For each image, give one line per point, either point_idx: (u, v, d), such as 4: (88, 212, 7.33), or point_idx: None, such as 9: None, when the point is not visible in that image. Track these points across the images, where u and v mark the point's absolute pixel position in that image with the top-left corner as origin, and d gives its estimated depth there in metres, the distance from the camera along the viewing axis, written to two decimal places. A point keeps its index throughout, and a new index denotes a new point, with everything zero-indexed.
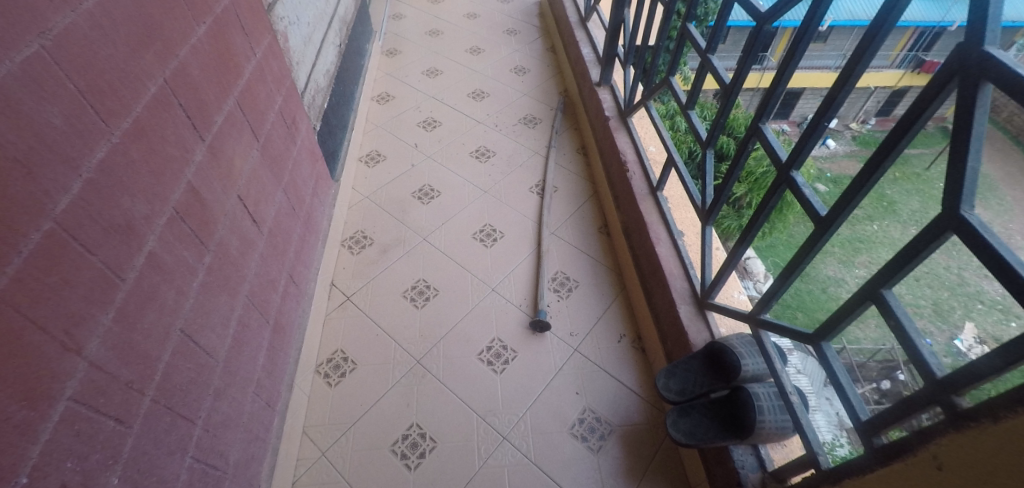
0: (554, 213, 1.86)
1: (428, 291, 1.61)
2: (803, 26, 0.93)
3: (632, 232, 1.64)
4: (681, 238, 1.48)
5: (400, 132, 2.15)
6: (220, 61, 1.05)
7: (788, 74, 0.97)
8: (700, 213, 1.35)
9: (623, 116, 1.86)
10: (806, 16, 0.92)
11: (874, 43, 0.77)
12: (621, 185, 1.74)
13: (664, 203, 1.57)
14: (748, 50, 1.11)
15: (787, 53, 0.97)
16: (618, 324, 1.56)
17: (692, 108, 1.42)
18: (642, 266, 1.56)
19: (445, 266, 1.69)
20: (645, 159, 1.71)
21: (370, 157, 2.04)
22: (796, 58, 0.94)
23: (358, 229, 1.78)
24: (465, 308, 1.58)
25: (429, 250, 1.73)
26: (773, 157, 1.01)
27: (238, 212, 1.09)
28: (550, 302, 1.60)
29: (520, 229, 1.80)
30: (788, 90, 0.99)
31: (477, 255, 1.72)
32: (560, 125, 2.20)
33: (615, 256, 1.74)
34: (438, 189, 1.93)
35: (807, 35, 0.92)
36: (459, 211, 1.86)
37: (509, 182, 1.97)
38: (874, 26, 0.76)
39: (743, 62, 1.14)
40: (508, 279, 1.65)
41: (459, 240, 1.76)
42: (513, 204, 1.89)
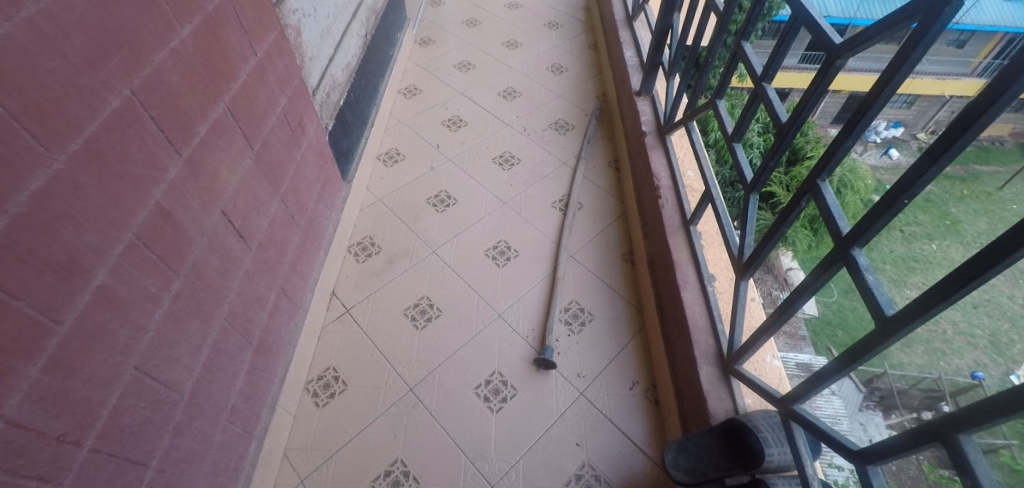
0: (575, 234, 1.73)
1: (430, 312, 1.52)
2: (907, 45, 0.72)
3: (658, 268, 1.49)
4: (712, 285, 1.32)
5: (424, 130, 2.04)
6: (209, 65, 0.95)
7: (871, 115, 0.77)
8: (736, 266, 1.18)
9: (662, 133, 1.68)
10: (905, 45, 0.72)
11: (1014, 86, 0.56)
12: (651, 212, 1.58)
13: (697, 239, 1.41)
14: (813, 88, 0.93)
15: (878, 83, 0.77)
16: (631, 369, 1.44)
17: (738, 141, 1.23)
18: (664, 308, 1.41)
19: (452, 284, 1.58)
20: (681, 186, 1.54)
21: (389, 156, 1.94)
22: (887, 92, 0.75)
23: (368, 234, 1.70)
24: (467, 335, 1.48)
25: (437, 265, 1.63)
26: (831, 225, 0.85)
27: (220, 230, 1.01)
28: (559, 336, 1.48)
29: (537, 250, 1.68)
30: (876, 123, 0.78)
31: (488, 274, 1.61)
32: (594, 134, 2.03)
33: (637, 289, 1.60)
34: (455, 196, 1.82)
35: (909, 60, 0.72)
36: (474, 222, 1.75)
37: (531, 194, 1.83)
38: (1012, 68, 0.56)
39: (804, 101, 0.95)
40: (517, 305, 1.54)
41: (470, 255, 1.65)
42: (532, 220, 1.76)
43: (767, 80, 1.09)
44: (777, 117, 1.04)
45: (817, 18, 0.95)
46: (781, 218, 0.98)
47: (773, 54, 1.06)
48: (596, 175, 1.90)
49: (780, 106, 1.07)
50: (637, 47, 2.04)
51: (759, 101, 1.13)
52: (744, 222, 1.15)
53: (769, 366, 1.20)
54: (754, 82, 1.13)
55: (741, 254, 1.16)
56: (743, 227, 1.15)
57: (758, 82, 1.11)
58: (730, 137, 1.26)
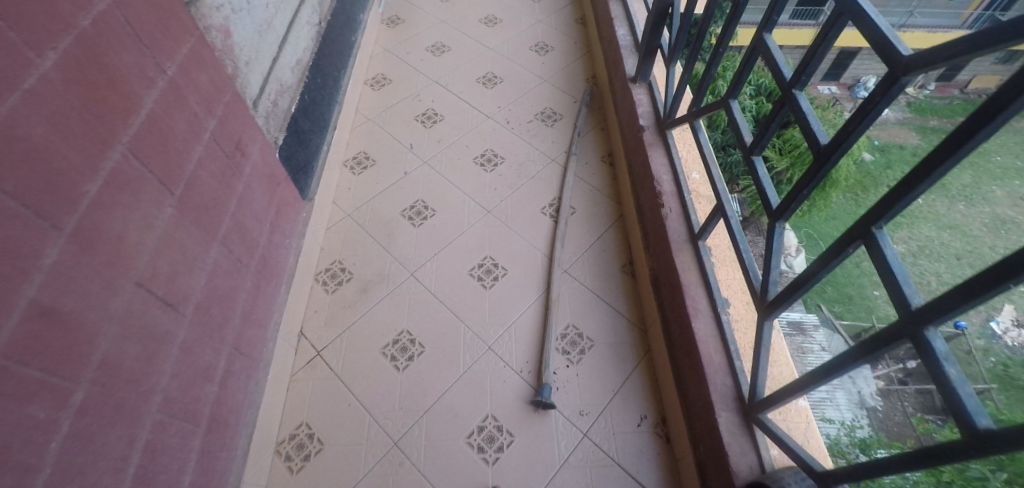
0: (569, 245, 1.55)
1: (410, 349, 1.35)
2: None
3: (662, 286, 1.32)
4: (726, 312, 1.16)
5: (393, 129, 1.81)
6: (93, 104, 0.74)
7: (963, 155, 0.58)
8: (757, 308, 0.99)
9: (662, 128, 1.48)
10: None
11: None
12: (654, 221, 1.39)
13: (707, 256, 1.24)
14: (864, 107, 0.70)
15: (974, 113, 0.56)
16: (638, 402, 1.30)
17: (755, 154, 1.00)
18: (671, 335, 1.26)
19: (434, 313, 1.41)
20: (685, 191, 1.36)
21: (357, 162, 1.73)
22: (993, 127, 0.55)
23: (336, 259, 1.51)
24: (455, 373, 1.32)
25: (417, 290, 1.45)
26: (893, 289, 0.67)
27: (137, 307, 0.82)
28: (556, 368, 1.33)
29: (528, 266, 1.50)
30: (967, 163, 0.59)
31: (474, 299, 1.44)
32: (584, 125, 1.83)
33: (639, 306, 1.44)
34: (432, 206, 1.62)
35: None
36: (455, 237, 1.56)
37: (517, 200, 1.64)
38: None
39: (852, 122, 0.73)
40: (508, 334, 1.38)
41: (453, 276, 1.48)
42: (519, 230, 1.57)
43: (798, 86, 0.85)
44: (814, 138, 0.81)
45: (874, 13, 0.71)
46: (820, 264, 0.79)
47: (810, 54, 0.82)
48: (588, 173, 1.71)
49: (815, 121, 0.83)
50: (630, 24, 1.81)
51: (786, 111, 0.89)
52: (768, 257, 0.95)
53: (795, 408, 1.06)
54: (781, 87, 0.89)
55: (764, 294, 0.97)
56: (767, 263, 0.95)
57: (787, 88, 0.87)
58: (745, 148, 1.03)
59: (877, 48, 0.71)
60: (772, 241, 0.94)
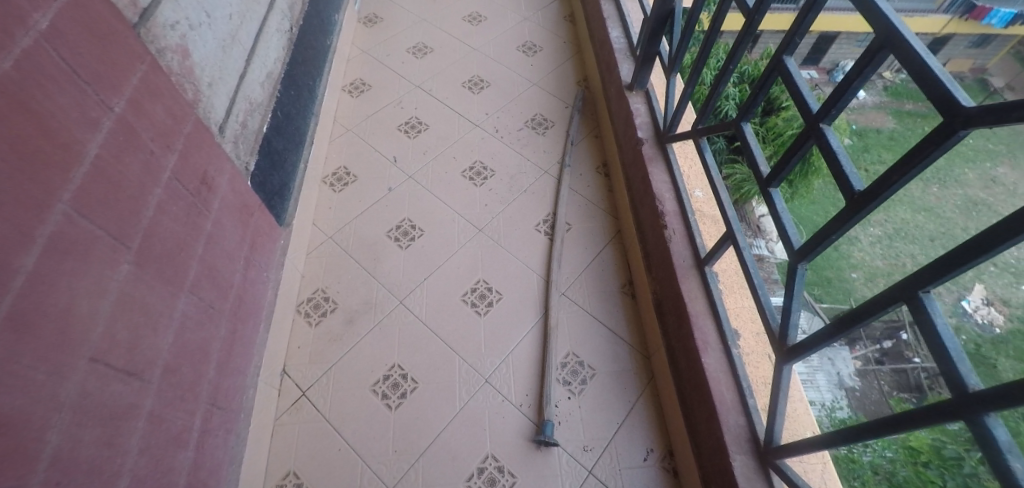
0: (566, 265, 1.47)
1: (402, 385, 1.27)
2: None
3: (665, 312, 1.26)
4: (737, 346, 1.10)
5: (377, 142, 1.72)
6: (21, 161, 0.62)
7: None
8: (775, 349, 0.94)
9: (662, 141, 1.41)
10: None
11: None
12: (655, 243, 1.32)
13: (714, 284, 1.17)
14: (911, 158, 0.63)
15: None
16: (643, 433, 1.24)
17: (773, 186, 0.93)
18: (677, 365, 1.20)
19: (427, 345, 1.32)
20: (690, 210, 1.28)
21: (337, 178, 1.63)
22: None
23: (319, 287, 1.42)
24: (450, 411, 1.24)
25: (407, 320, 1.36)
26: (946, 364, 0.61)
27: (94, 385, 0.72)
28: (558, 401, 1.27)
29: (523, 290, 1.42)
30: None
31: (468, 327, 1.35)
32: (577, 133, 1.75)
33: (641, 330, 1.38)
34: (421, 226, 1.53)
35: None
36: (446, 258, 1.47)
37: (509, 217, 1.56)
38: None
39: (895, 173, 0.65)
40: (506, 365, 1.31)
41: (445, 303, 1.39)
42: (513, 250, 1.49)
43: (827, 120, 0.78)
44: (848, 183, 0.74)
45: (922, 52, 0.61)
46: (852, 318, 0.73)
47: (841, 88, 0.74)
48: (583, 186, 1.63)
49: (847, 162, 0.75)
50: (624, 26, 1.72)
51: (811, 145, 0.82)
52: (788, 300, 0.89)
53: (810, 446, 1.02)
54: (807, 120, 0.81)
55: (785, 338, 0.91)
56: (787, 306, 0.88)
57: (813, 122, 0.80)
58: (762, 180, 0.96)
59: (923, 91, 0.61)
60: (793, 283, 0.87)
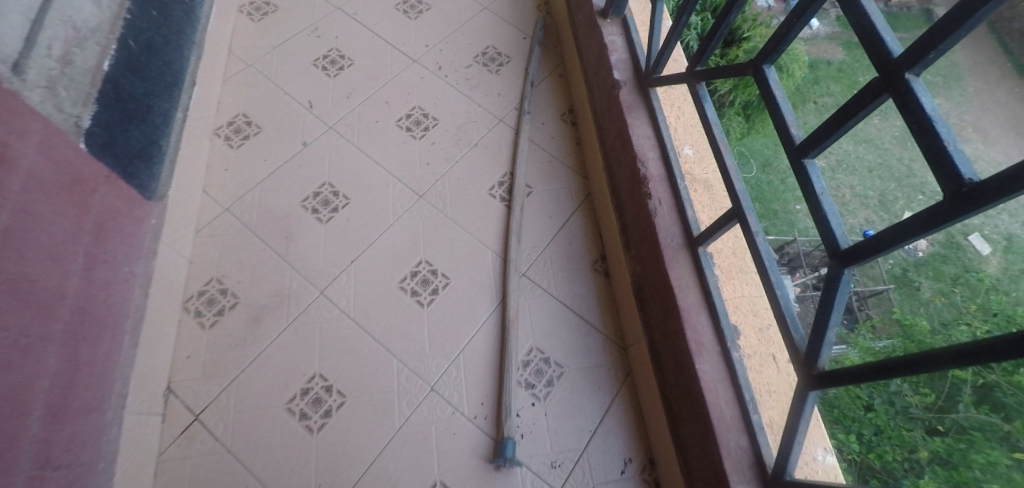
0: (526, 237, 1.21)
1: (325, 401, 1.00)
2: None
3: (646, 300, 1.03)
4: (737, 347, 0.88)
5: (285, 81, 1.36)
6: None
7: None
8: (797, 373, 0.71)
9: (643, 83, 1.14)
10: None
11: None
12: (634, 213, 1.07)
13: (711, 269, 0.93)
14: None
15: None
16: (621, 440, 1.04)
17: (810, 156, 0.70)
18: (662, 365, 0.98)
19: (357, 348, 1.05)
20: (679, 171, 1.02)
21: (234, 129, 1.28)
22: None
23: (214, 276, 1.10)
24: (389, 430, 0.99)
25: (332, 314, 1.08)
26: None
27: None
28: (520, 408, 1.04)
29: (475, 271, 1.16)
30: None
31: (407, 322, 1.08)
32: (537, 72, 1.46)
33: (616, 316, 1.16)
34: (346, 193, 1.22)
35: None
36: (379, 233, 1.18)
37: (457, 178, 1.26)
38: None
39: None
40: (456, 366, 1.06)
41: (376, 291, 1.11)
42: (462, 221, 1.21)
43: (917, 68, 0.54)
44: (952, 166, 0.49)
45: None
46: (947, 360, 0.50)
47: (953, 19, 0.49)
48: (546, 139, 1.36)
49: (948, 131, 0.50)
50: None
51: (886, 101, 0.58)
52: (822, 317, 0.65)
53: (823, 472, 0.82)
54: (882, 68, 0.57)
55: (814, 361, 0.68)
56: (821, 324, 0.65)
57: (893, 72, 0.56)
58: (794, 147, 0.72)
59: None
60: (834, 293, 0.64)
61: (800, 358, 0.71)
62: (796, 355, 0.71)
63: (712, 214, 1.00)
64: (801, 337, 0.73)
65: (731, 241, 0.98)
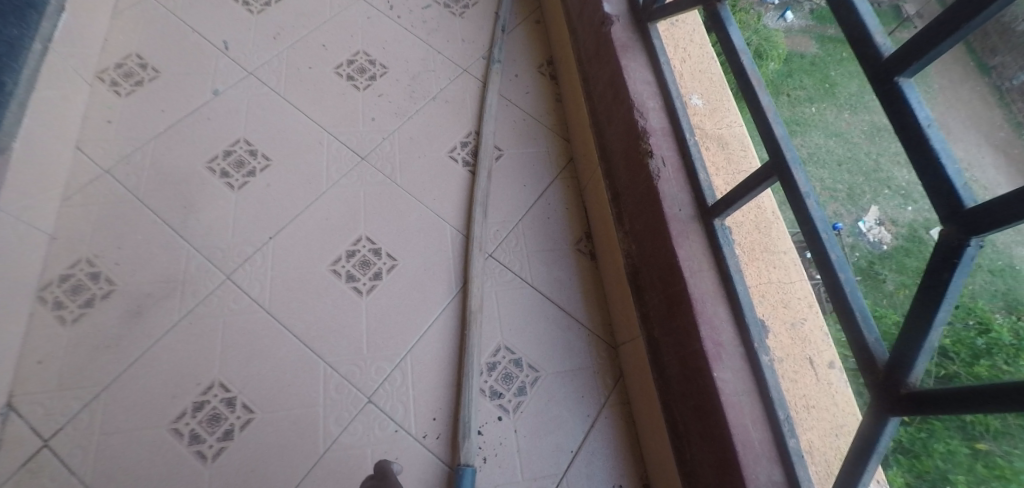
0: (495, 210, 0.98)
1: (223, 419, 0.76)
2: None
3: (644, 288, 0.81)
4: (766, 348, 0.68)
5: (195, 16, 1.09)
6: None
7: None
8: (874, 395, 0.50)
9: (642, 16, 0.91)
10: None
11: None
12: (629, 179, 0.85)
13: (729, 246, 0.72)
14: None
15: None
16: (611, 463, 0.83)
17: (907, 73, 0.48)
18: (664, 370, 0.76)
19: (272, 349, 0.81)
20: (688, 125, 0.81)
21: (123, 73, 1.00)
22: None
23: (82, 254, 0.83)
24: (312, 455, 0.75)
25: (241, 306, 0.83)
26: None
27: None
28: (483, 424, 0.81)
29: (429, 252, 0.92)
30: None
31: (340, 316, 0.84)
32: (510, 16, 1.22)
33: (604, 307, 0.94)
34: (266, 152, 0.96)
35: None
36: (307, 204, 0.92)
37: (410, 137, 1.02)
38: None
39: None
40: (401, 372, 0.83)
41: (301, 275, 0.86)
42: (414, 190, 0.97)
43: None
44: None
45: None
46: None
47: None
48: (521, 93, 1.13)
49: None
50: None
51: None
52: (927, 311, 0.44)
53: None
54: None
55: (905, 376, 0.47)
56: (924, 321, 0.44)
57: None
58: (881, 65, 0.50)
59: None
60: (947, 278, 0.43)
61: (879, 374, 0.49)
62: (876, 370, 0.50)
63: (729, 178, 0.79)
64: (880, 345, 0.51)
65: (752, 213, 0.77)
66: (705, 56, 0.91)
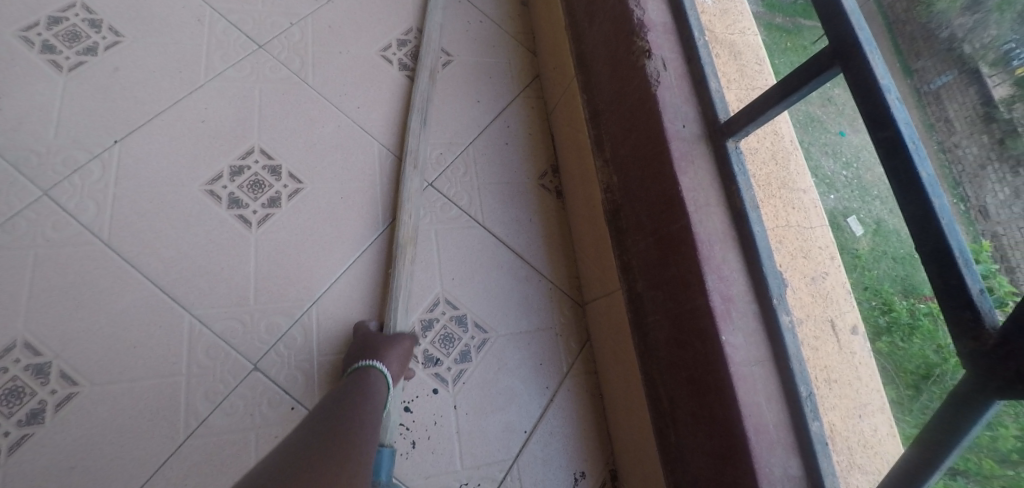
0: (438, 128, 0.77)
1: (27, 395, 0.51)
2: None
3: (626, 231, 0.64)
4: (785, 305, 0.53)
5: None
6: None
7: None
8: (972, 369, 0.35)
9: None
10: None
11: None
12: (616, 89, 0.66)
13: (743, 175, 0.56)
14: None
15: None
16: (571, 444, 0.67)
17: None
18: (648, 333, 0.60)
19: (111, 296, 0.57)
20: (695, 19, 0.63)
21: None
22: None
23: None
24: (166, 444, 0.53)
25: (65, 234, 0.58)
26: None
27: None
28: (412, 398, 0.63)
29: (347, 175, 0.70)
30: None
31: (218, 252, 0.61)
32: None
33: (570, 256, 0.77)
34: (115, 24, 0.68)
35: None
36: (173, 100, 0.67)
37: (328, 26, 0.77)
38: None
39: None
40: (303, 331, 0.61)
41: (162, 195, 0.62)
42: (331, 93, 0.74)
43: None
44: None
45: None
46: None
47: None
48: None
49: None
50: None
51: None
52: None
53: None
54: None
55: None
56: None
57: None
58: None
59: None
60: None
61: (988, 342, 0.34)
62: (981, 331, 0.34)
63: (742, 94, 0.62)
64: (987, 300, 0.35)
65: (769, 140, 0.62)
66: None
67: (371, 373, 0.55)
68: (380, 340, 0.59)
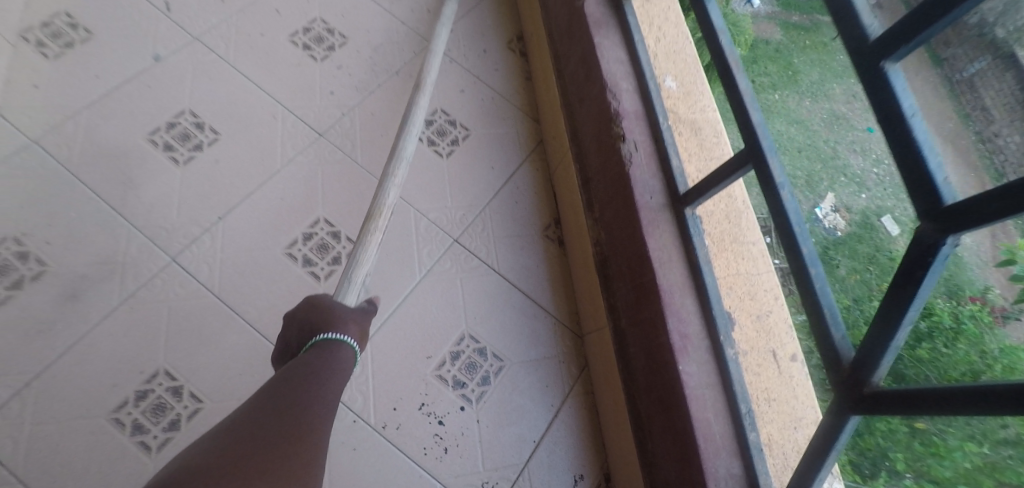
0: (461, 192, 0.95)
1: (168, 409, 0.71)
2: None
3: (612, 278, 0.80)
4: (730, 340, 0.67)
5: None
6: None
7: None
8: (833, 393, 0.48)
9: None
10: None
11: None
12: (601, 163, 0.82)
13: (699, 236, 0.71)
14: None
15: None
16: (573, 451, 0.82)
17: (893, 60, 0.43)
18: (629, 360, 0.75)
19: (220, 336, 0.76)
20: (661, 108, 0.78)
21: (51, 32, 0.89)
22: None
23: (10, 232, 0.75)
24: None
25: (188, 290, 0.78)
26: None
27: None
28: (444, 413, 0.80)
29: (390, 234, 0.88)
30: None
31: (295, 300, 0.80)
32: None
33: (571, 295, 0.93)
34: (213, 125, 0.89)
35: None
36: (259, 181, 0.87)
37: (371, 113, 0.97)
38: None
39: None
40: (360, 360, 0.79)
41: (253, 257, 0.82)
42: (376, 169, 0.93)
43: None
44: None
45: None
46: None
47: None
48: (491, 69, 1.08)
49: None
50: None
51: None
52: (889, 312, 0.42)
53: None
54: None
55: (870, 375, 0.44)
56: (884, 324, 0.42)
57: None
58: (867, 47, 0.45)
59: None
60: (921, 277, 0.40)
61: (842, 373, 0.47)
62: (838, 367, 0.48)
63: (701, 165, 0.77)
64: (847, 342, 0.49)
65: (724, 203, 0.76)
66: (680, 37, 0.88)
67: (337, 350, 0.55)
68: (335, 314, 0.58)
